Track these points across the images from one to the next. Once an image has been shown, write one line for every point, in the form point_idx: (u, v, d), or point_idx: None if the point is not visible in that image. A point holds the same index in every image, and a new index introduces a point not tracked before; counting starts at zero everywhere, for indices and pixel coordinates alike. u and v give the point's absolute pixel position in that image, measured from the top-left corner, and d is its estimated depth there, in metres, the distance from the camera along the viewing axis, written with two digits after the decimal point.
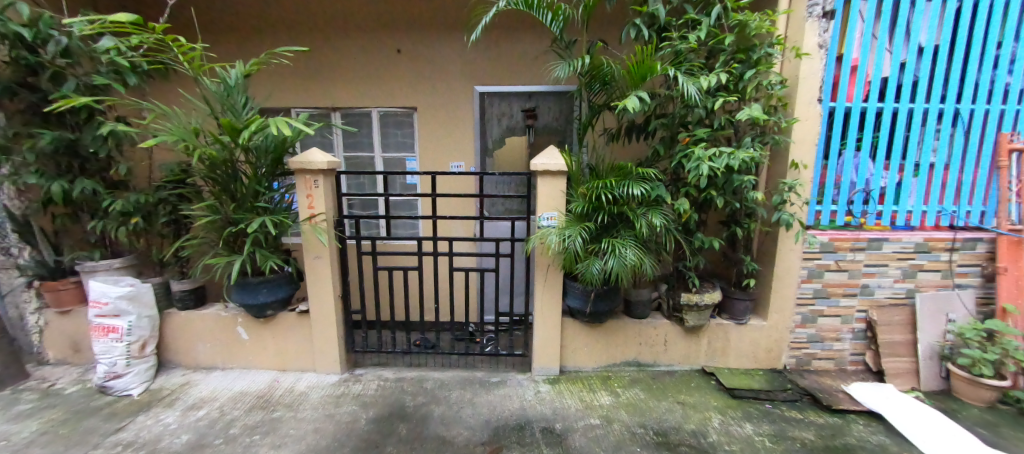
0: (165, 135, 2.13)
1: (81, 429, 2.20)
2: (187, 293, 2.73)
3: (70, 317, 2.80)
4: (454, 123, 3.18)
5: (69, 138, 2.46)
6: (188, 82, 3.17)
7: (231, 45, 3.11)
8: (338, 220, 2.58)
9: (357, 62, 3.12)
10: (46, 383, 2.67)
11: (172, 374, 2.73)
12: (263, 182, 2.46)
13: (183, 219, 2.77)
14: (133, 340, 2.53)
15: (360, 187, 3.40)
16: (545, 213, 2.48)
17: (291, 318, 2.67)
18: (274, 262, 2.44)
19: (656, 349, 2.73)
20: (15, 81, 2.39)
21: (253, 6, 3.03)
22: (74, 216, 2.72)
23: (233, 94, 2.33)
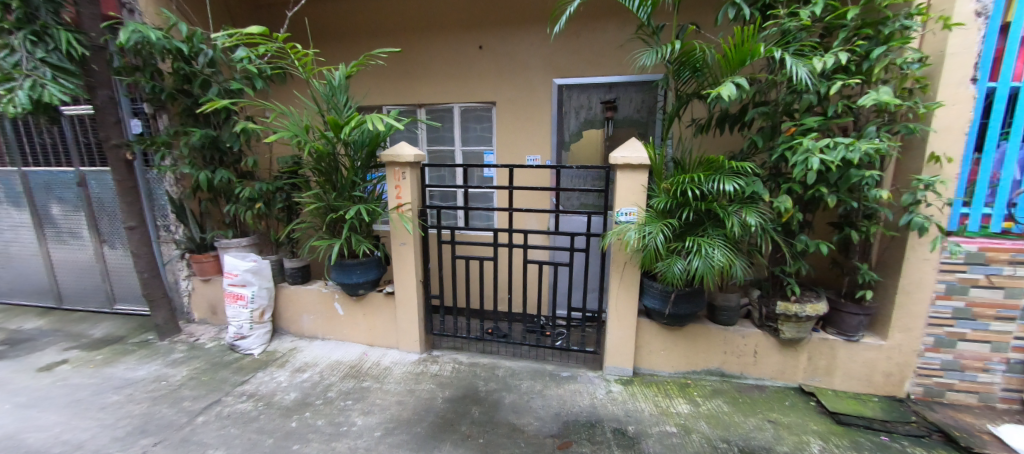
0: (283, 132, 2.43)
1: (217, 378, 2.64)
2: (296, 270, 3.11)
3: (209, 285, 3.36)
4: (533, 117, 3.19)
5: (212, 136, 2.93)
6: (301, 85, 3.58)
7: (336, 49, 3.45)
8: (422, 210, 2.74)
9: (443, 59, 3.26)
10: (193, 338, 3.24)
11: (283, 340, 3.14)
12: (359, 174, 2.71)
13: (294, 206, 3.16)
14: (255, 308, 2.96)
15: (441, 179, 3.58)
16: (624, 208, 2.38)
17: (379, 298, 2.91)
18: (366, 246, 2.67)
19: (743, 360, 2.51)
20: (175, 88, 2.90)
21: (355, 13, 3.34)
22: (215, 200, 3.25)
23: (337, 94, 2.58)
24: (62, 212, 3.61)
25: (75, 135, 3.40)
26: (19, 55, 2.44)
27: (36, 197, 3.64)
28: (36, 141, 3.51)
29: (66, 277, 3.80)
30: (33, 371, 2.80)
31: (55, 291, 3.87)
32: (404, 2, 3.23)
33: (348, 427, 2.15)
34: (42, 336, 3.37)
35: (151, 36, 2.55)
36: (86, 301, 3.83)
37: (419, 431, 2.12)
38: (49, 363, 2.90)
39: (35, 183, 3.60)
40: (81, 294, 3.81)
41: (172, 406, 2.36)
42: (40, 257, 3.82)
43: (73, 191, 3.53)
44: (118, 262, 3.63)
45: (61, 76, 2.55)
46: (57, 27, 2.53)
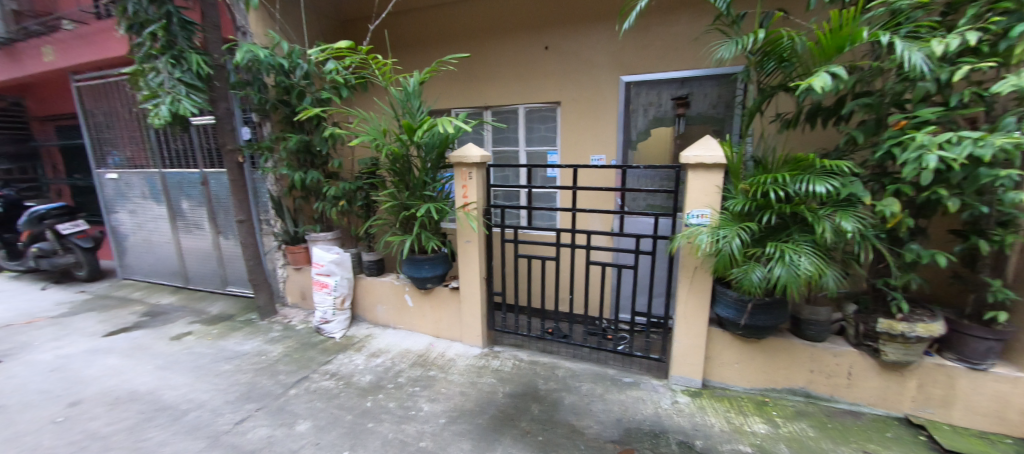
0: (364, 136, 2.65)
1: (305, 357, 2.95)
2: (373, 263, 3.38)
3: (300, 273, 3.76)
4: (599, 116, 3.13)
5: (306, 141, 3.28)
6: (380, 92, 3.87)
7: (411, 57, 3.68)
8: (487, 209, 2.82)
9: (510, 61, 3.32)
10: (287, 319, 3.66)
11: (360, 326, 3.42)
12: (429, 174, 2.87)
13: (372, 204, 3.42)
14: (337, 295, 3.26)
15: (505, 179, 3.66)
16: (696, 210, 2.24)
17: (445, 292, 3.05)
18: (435, 242, 2.82)
19: (834, 381, 2.25)
20: (277, 99, 3.29)
21: (429, 22, 3.53)
22: (307, 198, 3.63)
23: (411, 99, 2.75)
24: (190, 207, 4.26)
25: (200, 141, 4.00)
26: (162, 76, 2.92)
27: (171, 194, 4.34)
28: (172, 147, 4.18)
29: (191, 261, 4.49)
30: (167, 340, 3.35)
31: (183, 273, 4.58)
32: (474, 9, 3.35)
33: (415, 412, 2.29)
34: (174, 310, 4.01)
35: (259, 54, 2.92)
36: (205, 282, 4.48)
37: (480, 422, 2.20)
38: (179, 334, 3.45)
39: (170, 182, 4.30)
40: (202, 276, 4.47)
41: (270, 378, 2.68)
42: (173, 244, 4.54)
43: (198, 189, 4.16)
44: (230, 250, 4.20)
45: (192, 92, 3.01)
46: (190, 51, 3.01)
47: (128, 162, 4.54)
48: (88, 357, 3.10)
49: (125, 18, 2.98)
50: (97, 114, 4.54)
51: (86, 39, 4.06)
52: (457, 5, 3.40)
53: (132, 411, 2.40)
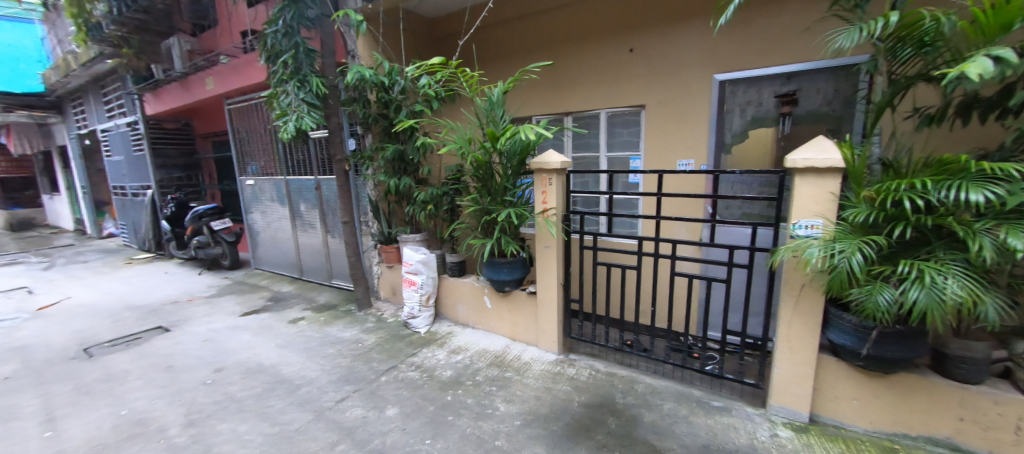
0: (452, 145, 2.82)
1: (395, 348, 3.21)
2: (455, 264, 3.56)
3: (392, 271, 4.10)
4: (688, 118, 2.95)
5: (401, 150, 3.59)
6: (467, 103, 4.09)
7: (497, 68, 3.83)
8: (566, 215, 2.81)
9: (593, 66, 3.29)
10: (380, 312, 4.01)
11: (443, 323, 3.62)
12: (510, 180, 2.94)
13: (456, 208, 3.61)
14: (423, 293, 3.50)
15: (585, 185, 3.61)
16: (804, 220, 1.99)
17: (522, 296, 3.09)
18: (514, 247, 2.88)
19: (993, 434, 1.82)
20: (378, 113, 3.64)
21: (514, 34, 3.65)
22: (399, 202, 3.96)
23: (495, 109, 2.85)
24: (306, 209, 4.90)
25: (316, 152, 4.59)
26: (290, 97, 3.43)
27: (292, 197, 5.03)
28: (294, 157, 4.86)
29: (305, 256, 5.15)
30: (286, 323, 3.88)
31: (299, 266, 5.28)
32: (559, 16, 3.39)
33: (492, 410, 2.35)
34: (291, 297, 4.64)
35: (365, 74, 3.28)
36: (315, 275, 5.11)
37: (555, 429, 2.18)
38: (295, 318, 3.98)
39: (292, 187, 4.99)
40: (313, 270, 5.10)
41: (365, 364, 2.96)
42: (292, 241, 5.26)
43: (313, 193, 4.77)
44: (335, 247, 4.74)
45: (312, 110, 3.48)
46: (311, 75, 3.49)
47: (262, 170, 5.38)
48: (228, 332, 3.72)
49: (265, 51, 3.56)
50: (242, 131, 5.46)
51: (236, 69, 4.91)
52: (542, 15, 3.47)
53: (258, 381, 2.82)
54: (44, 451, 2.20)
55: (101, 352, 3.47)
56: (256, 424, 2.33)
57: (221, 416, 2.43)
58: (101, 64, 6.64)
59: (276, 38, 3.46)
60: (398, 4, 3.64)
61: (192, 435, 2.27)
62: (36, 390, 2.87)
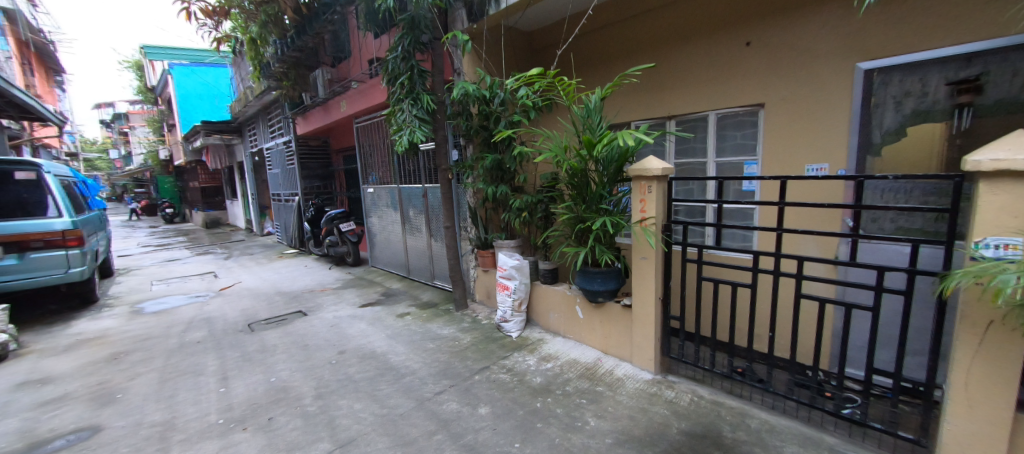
0: (547, 153, 2.83)
1: (488, 349, 3.32)
2: (548, 271, 3.57)
3: (488, 274, 4.27)
4: (821, 116, 2.55)
5: (499, 159, 3.73)
6: (563, 112, 4.10)
7: (595, 75, 3.77)
8: (667, 225, 2.62)
9: (701, 65, 3.03)
10: (475, 313, 4.20)
11: (533, 329, 3.64)
12: (606, 188, 2.85)
13: (551, 215, 3.63)
14: (515, 298, 3.57)
15: (689, 193, 3.35)
16: (994, 238, 1.57)
17: (616, 309, 2.96)
18: (609, 257, 2.78)
19: None
20: (479, 125, 3.83)
21: (615, 39, 3.55)
22: (496, 209, 4.12)
23: (592, 115, 2.79)
24: (414, 214, 5.37)
25: (424, 163, 5.03)
26: (405, 114, 3.80)
27: (403, 204, 5.57)
28: (406, 167, 5.37)
29: (412, 257, 5.64)
30: (394, 316, 4.27)
31: (406, 266, 5.80)
32: (663, 16, 3.21)
33: (582, 424, 2.28)
34: (399, 294, 5.11)
35: (469, 89, 3.48)
36: (420, 275, 5.55)
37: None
38: (402, 313, 4.36)
39: (403, 194, 5.52)
40: (418, 270, 5.56)
41: (461, 362, 3.11)
42: (402, 243, 5.81)
43: (420, 200, 5.21)
44: (438, 250, 5.10)
45: (422, 125, 3.82)
46: (423, 93, 3.84)
47: (380, 180, 6.06)
48: (349, 321, 4.23)
49: (386, 74, 4.01)
50: (365, 146, 6.24)
51: (364, 93, 5.63)
52: (645, 16, 3.32)
53: (372, 366, 3.15)
54: (218, 403, 2.73)
55: (258, 328, 4.20)
56: (369, 404, 2.59)
57: (341, 393, 2.76)
58: (267, 95, 8.18)
59: (395, 62, 3.88)
60: (500, 21, 3.81)
61: (320, 406, 2.61)
62: (215, 354, 3.59)
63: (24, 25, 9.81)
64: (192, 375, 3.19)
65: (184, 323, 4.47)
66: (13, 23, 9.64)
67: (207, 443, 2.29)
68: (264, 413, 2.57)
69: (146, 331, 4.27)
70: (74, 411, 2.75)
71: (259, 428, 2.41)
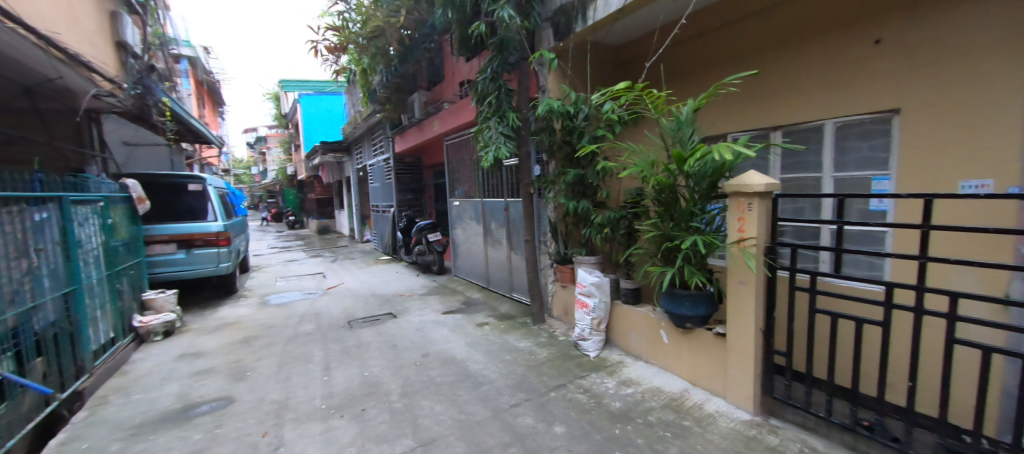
0: (633, 168, 2.73)
1: (565, 366, 3.26)
2: (630, 290, 3.41)
3: (566, 290, 4.22)
4: (980, 123, 2.11)
5: (581, 174, 3.69)
6: (651, 125, 3.96)
7: (687, 86, 3.59)
8: (772, 247, 2.35)
9: (814, 69, 2.72)
10: (552, 329, 4.17)
11: (613, 351, 3.49)
12: (698, 204, 2.65)
13: (634, 232, 3.49)
14: (594, 316, 3.47)
15: (799, 212, 2.98)
16: None
17: (707, 336, 2.70)
18: (699, 279, 2.57)
19: None
20: (562, 140, 3.84)
21: (711, 46, 3.35)
22: (576, 224, 4.09)
23: (683, 128, 2.65)
24: (496, 227, 5.54)
25: (507, 178, 5.19)
26: (491, 131, 3.97)
27: (485, 217, 5.79)
28: (490, 182, 5.60)
29: (492, 269, 5.81)
30: (474, 325, 4.42)
31: (486, 277, 5.99)
32: (768, 19, 2.96)
33: None
34: (479, 303, 5.29)
35: (553, 105, 3.52)
36: (499, 286, 5.68)
37: None
38: (481, 323, 4.50)
39: (486, 207, 5.74)
40: (497, 282, 5.70)
41: (537, 376, 3.10)
42: (483, 254, 6.02)
43: (502, 214, 5.37)
44: (517, 262, 5.19)
45: (507, 141, 3.96)
46: (508, 111, 3.99)
47: (466, 194, 6.38)
48: (433, 326, 4.48)
49: (475, 95, 4.24)
50: (453, 162, 6.65)
51: (454, 113, 6.03)
52: (745, 21, 3.09)
53: (452, 371, 3.29)
54: (322, 390, 3.06)
55: (355, 325, 4.65)
56: (448, 408, 2.70)
57: (424, 394, 2.91)
58: (373, 118, 9.17)
59: (484, 83, 4.10)
60: (587, 38, 3.83)
61: (405, 404, 2.78)
62: (320, 345, 4.04)
63: (201, 68, 12.32)
64: (303, 363, 3.62)
65: (298, 316, 5.13)
66: (194, 67, 12.17)
67: (312, 424, 2.57)
68: (358, 404, 2.81)
69: (270, 320, 4.98)
70: (217, 382, 3.29)
71: (354, 417, 2.65)
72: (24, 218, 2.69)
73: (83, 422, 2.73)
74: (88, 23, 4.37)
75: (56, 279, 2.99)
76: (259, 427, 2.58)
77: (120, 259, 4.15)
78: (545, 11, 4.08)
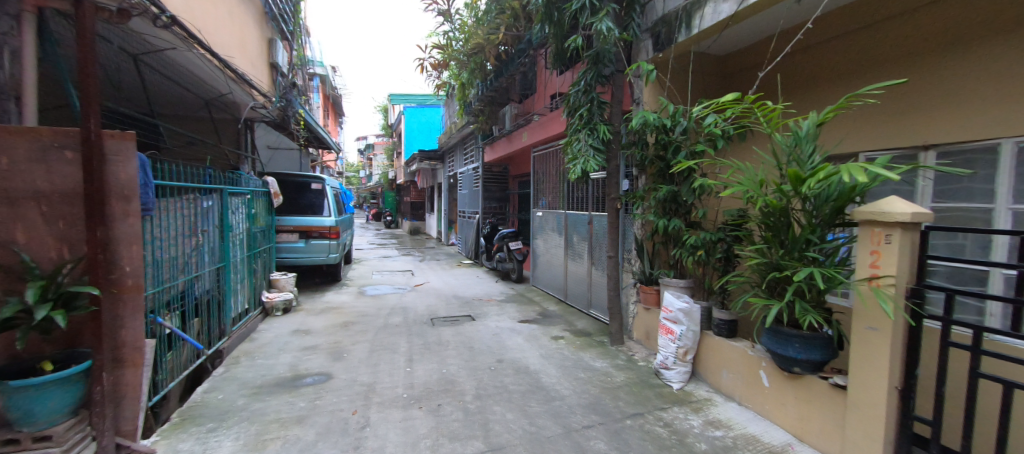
0: (738, 187, 2.48)
1: (643, 394, 3.06)
2: (725, 322, 3.09)
3: (649, 313, 3.98)
4: None
5: (675, 191, 3.46)
6: (761, 140, 3.60)
7: (810, 97, 3.20)
8: (917, 289, 1.94)
9: (988, 76, 2.22)
10: (631, 352, 3.96)
11: (700, 386, 3.19)
12: (817, 232, 2.31)
13: (733, 257, 3.17)
14: (680, 345, 3.20)
15: (956, 251, 2.44)
16: None
17: (821, 387, 2.33)
18: (814, 318, 2.23)
19: None
20: (654, 155, 3.64)
21: (843, 53, 2.95)
22: (665, 244, 3.84)
23: (802, 144, 2.34)
24: (577, 240, 5.46)
25: (593, 191, 5.10)
26: (581, 144, 3.93)
27: (568, 229, 5.74)
28: (575, 194, 5.55)
29: (571, 282, 5.72)
30: (549, 337, 4.38)
31: (564, 290, 5.92)
32: (923, 18, 2.50)
33: None
34: (556, 316, 5.23)
35: (649, 117, 3.36)
36: (577, 301, 5.57)
37: None
38: (556, 336, 4.44)
39: (569, 220, 5.69)
40: (576, 296, 5.58)
41: (612, 400, 2.95)
42: (563, 267, 5.96)
43: (585, 227, 5.28)
44: (598, 278, 5.04)
45: (597, 154, 3.88)
46: (600, 123, 3.92)
47: (549, 205, 6.41)
48: (509, 333, 4.53)
49: (567, 107, 4.25)
50: (539, 173, 6.74)
51: (544, 125, 6.12)
52: (891, 22, 2.65)
53: (525, 381, 3.28)
54: (405, 379, 3.27)
55: (437, 323, 4.90)
56: (519, 418, 2.69)
57: (496, 399, 2.95)
58: (467, 129, 9.72)
59: (577, 95, 4.09)
60: (690, 47, 3.62)
61: (478, 406, 2.85)
62: (405, 338, 4.33)
63: (329, 84, 14.26)
64: (389, 352, 3.91)
65: (388, 308, 5.57)
66: (324, 83, 14.14)
67: (394, 410, 2.76)
68: (435, 399, 2.94)
69: (365, 309, 5.48)
70: (319, 359, 3.70)
71: (430, 410, 2.78)
72: (197, 204, 3.34)
73: (220, 377, 3.26)
74: (252, 47, 5.31)
75: (213, 255, 3.65)
76: (350, 405, 2.84)
77: (258, 243, 4.92)
78: (645, 22, 3.97)
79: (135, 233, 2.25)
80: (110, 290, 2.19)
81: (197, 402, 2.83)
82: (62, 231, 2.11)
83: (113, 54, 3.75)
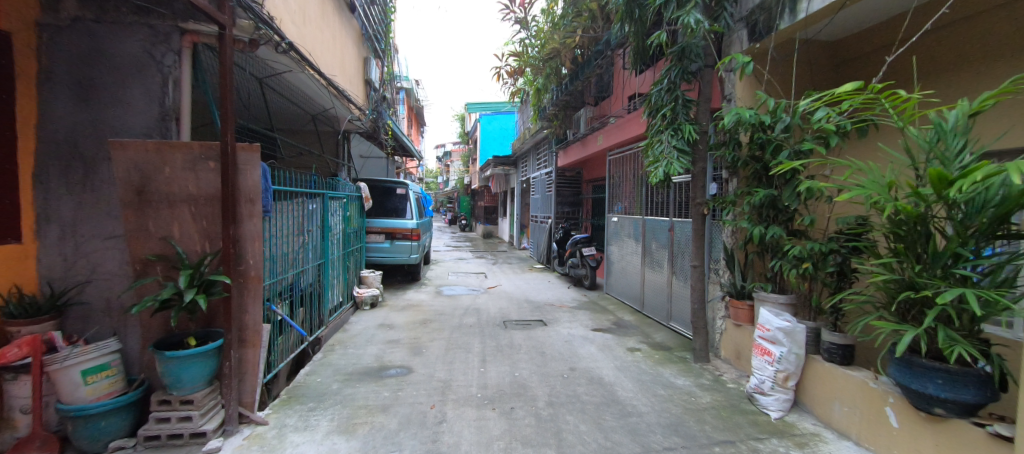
0: (859, 191, 2.12)
1: (734, 420, 2.77)
2: (837, 347, 2.69)
3: (740, 330, 3.61)
4: None
5: (774, 195, 3.08)
6: (889, 136, 3.09)
7: (959, 84, 2.68)
8: None
9: None
10: (718, 371, 3.62)
11: (805, 418, 2.80)
12: (969, 244, 1.90)
13: (850, 271, 2.74)
14: (780, 369, 2.84)
15: None
16: None
17: (974, 435, 1.90)
18: (965, 351, 1.83)
19: None
20: (749, 155, 3.30)
21: (1003, 28, 2.43)
22: (762, 254, 3.45)
23: (947, 139, 1.95)
24: (656, 248, 5.17)
25: (676, 195, 4.79)
26: (663, 145, 3.70)
27: (645, 235, 5.47)
28: (655, 199, 5.26)
29: (649, 292, 5.43)
30: (624, 349, 4.19)
31: (641, 300, 5.63)
32: None
33: None
34: (632, 327, 4.99)
35: (744, 114, 3.04)
36: (655, 312, 5.26)
37: None
38: (633, 348, 4.22)
39: (647, 226, 5.41)
40: (654, 307, 5.28)
41: (697, 424, 2.71)
42: (640, 276, 5.67)
43: (665, 234, 4.98)
44: (679, 288, 4.71)
45: (681, 156, 3.63)
46: (685, 123, 3.66)
47: (626, 210, 6.16)
48: (581, 341, 4.42)
49: (648, 107, 4.03)
50: (615, 176, 6.52)
51: (621, 127, 5.91)
52: None
53: (599, 392, 3.17)
54: (478, 380, 3.33)
55: (509, 326, 4.96)
56: (593, 430, 2.59)
57: (569, 408, 2.88)
58: (541, 134, 9.78)
59: (659, 95, 3.86)
60: (795, 34, 3.22)
61: (550, 413, 2.80)
62: (479, 338, 4.44)
63: (413, 97, 15.34)
64: (464, 351, 4.04)
65: (463, 308, 5.77)
66: (409, 95, 15.27)
67: (468, 409, 2.82)
68: (507, 402, 2.96)
69: (442, 308, 5.73)
70: (401, 353, 3.93)
71: (503, 412, 2.80)
72: (303, 206, 3.75)
73: (319, 362, 3.62)
74: (351, 65, 5.88)
75: (315, 252, 4.07)
76: (429, 398, 2.97)
77: (351, 243, 5.41)
78: (739, 11, 3.64)
79: (256, 232, 2.57)
80: (237, 279, 2.54)
81: (301, 383, 3.17)
82: (204, 229, 2.49)
83: (245, 79, 4.40)
